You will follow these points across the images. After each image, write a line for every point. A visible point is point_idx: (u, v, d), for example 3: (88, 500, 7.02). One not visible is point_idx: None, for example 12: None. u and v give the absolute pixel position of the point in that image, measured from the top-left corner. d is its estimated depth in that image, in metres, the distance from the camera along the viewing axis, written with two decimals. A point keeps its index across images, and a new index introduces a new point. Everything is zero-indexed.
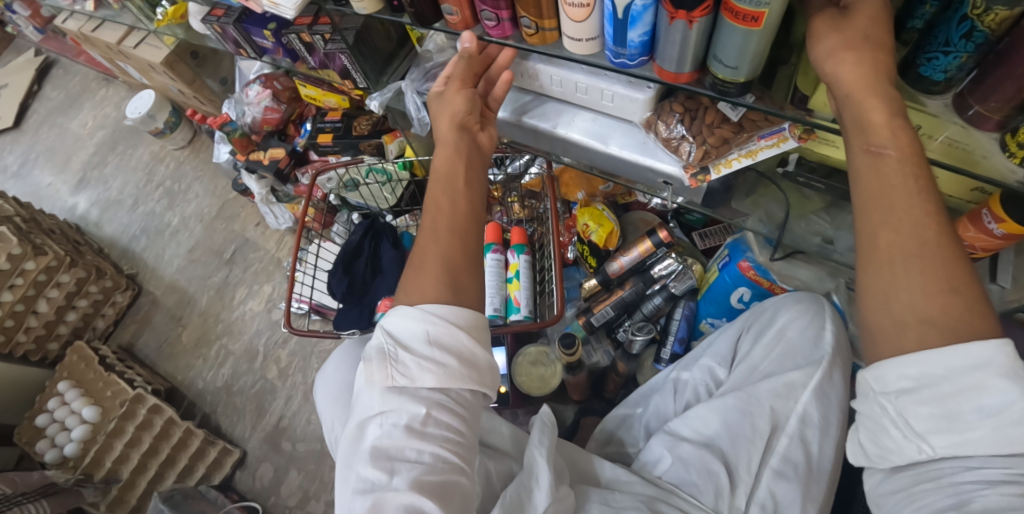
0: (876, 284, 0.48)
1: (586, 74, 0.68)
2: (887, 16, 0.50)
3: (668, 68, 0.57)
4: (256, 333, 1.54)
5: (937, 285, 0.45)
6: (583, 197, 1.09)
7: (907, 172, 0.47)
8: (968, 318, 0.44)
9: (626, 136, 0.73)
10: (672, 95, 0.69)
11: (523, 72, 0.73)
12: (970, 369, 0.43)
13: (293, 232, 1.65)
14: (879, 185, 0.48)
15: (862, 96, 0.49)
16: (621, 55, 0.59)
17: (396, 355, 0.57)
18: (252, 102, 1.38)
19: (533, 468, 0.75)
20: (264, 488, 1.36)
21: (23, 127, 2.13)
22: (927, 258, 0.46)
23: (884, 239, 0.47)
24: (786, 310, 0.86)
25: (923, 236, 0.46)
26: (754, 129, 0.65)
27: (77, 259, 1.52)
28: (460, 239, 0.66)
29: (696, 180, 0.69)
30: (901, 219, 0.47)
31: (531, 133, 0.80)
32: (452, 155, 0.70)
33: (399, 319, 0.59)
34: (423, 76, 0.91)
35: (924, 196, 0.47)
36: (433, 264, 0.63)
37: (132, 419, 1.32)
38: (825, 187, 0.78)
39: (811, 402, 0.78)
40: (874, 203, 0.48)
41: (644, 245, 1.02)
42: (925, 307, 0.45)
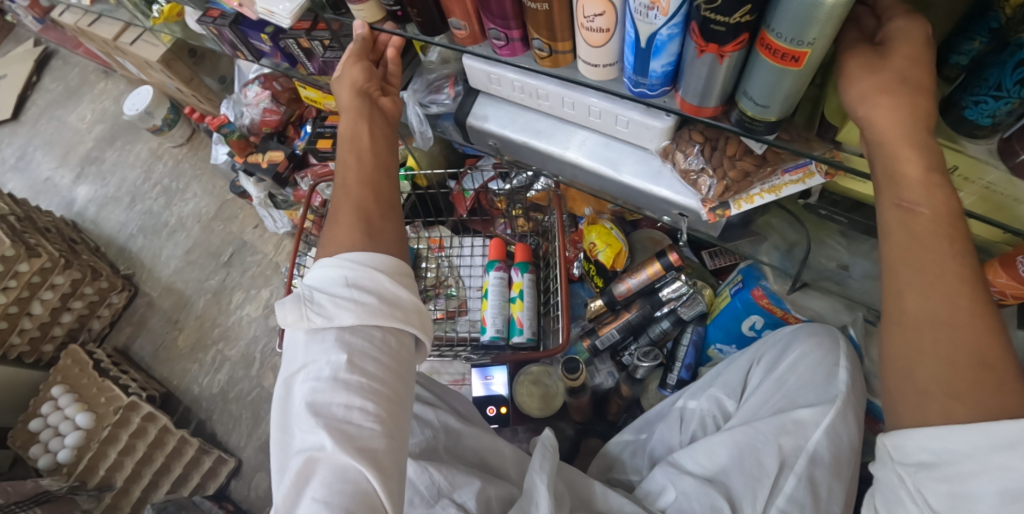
0: (901, 351, 0.45)
1: (601, 98, 0.64)
2: (930, 56, 0.45)
3: (692, 100, 0.53)
4: (254, 339, 1.51)
5: (965, 358, 0.41)
6: (590, 213, 1.04)
7: (941, 232, 0.44)
8: (999, 393, 0.40)
9: (638, 163, 0.70)
10: (690, 123, 0.65)
11: (530, 92, 0.69)
12: (994, 450, 0.38)
13: (292, 236, 1.61)
14: (909, 244, 0.45)
15: (895, 145, 0.46)
16: (641, 84, 0.55)
17: (315, 296, 0.53)
18: (251, 103, 1.35)
19: (533, 493, 0.73)
20: (259, 498, 1.34)
21: (21, 119, 2.09)
22: (958, 327, 0.42)
23: (912, 304, 0.44)
24: (799, 343, 0.83)
25: (954, 302, 0.42)
26: (778, 162, 0.62)
27: (72, 260, 1.49)
28: (373, 192, 0.64)
29: (715, 215, 0.65)
30: (930, 284, 0.43)
31: (538, 156, 0.76)
32: (354, 115, 0.69)
33: (319, 269, 0.56)
34: (425, 87, 0.85)
35: (961, 260, 0.43)
36: (347, 214, 0.61)
37: (126, 426, 1.30)
38: (847, 221, 0.75)
39: (822, 441, 0.74)
40: (903, 263, 0.45)
41: (652, 267, 0.97)
42: (952, 381, 0.41)
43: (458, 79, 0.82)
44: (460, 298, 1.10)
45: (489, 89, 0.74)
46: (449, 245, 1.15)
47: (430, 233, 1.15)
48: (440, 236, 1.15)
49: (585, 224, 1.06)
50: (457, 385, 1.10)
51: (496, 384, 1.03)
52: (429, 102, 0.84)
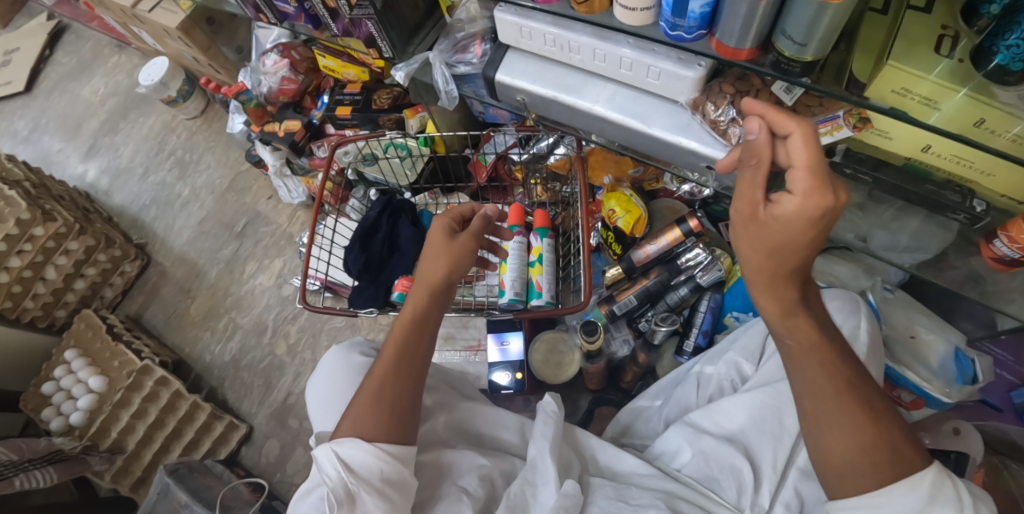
0: (816, 446, 0.54)
1: (633, 48, 0.62)
2: (811, 221, 0.47)
3: (729, 42, 0.53)
4: (266, 308, 1.51)
5: (864, 441, 0.51)
6: (609, 181, 1.05)
7: (817, 355, 0.54)
8: (892, 461, 0.51)
9: (668, 116, 0.68)
10: (723, 75, 0.65)
11: (563, 45, 0.67)
12: (903, 504, 0.49)
13: (306, 207, 1.61)
14: (801, 361, 0.54)
15: (752, 266, 0.53)
16: (678, 27, 0.55)
17: (353, 489, 0.61)
18: (270, 72, 1.35)
19: (536, 463, 0.75)
20: (270, 464, 1.35)
21: (34, 91, 2.10)
22: (858, 419, 0.52)
23: (812, 408, 0.54)
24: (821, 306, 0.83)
25: (840, 406, 0.53)
26: (806, 116, 0.66)
27: (87, 227, 1.49)
28: (400, 386, 0.69)
29: None
30: (824, 393, 0.53)
31: (568, 110, 0.73)
32: (425, 300, 0.74)
33: (356, 453, 0.63)
34: (452, 47, 0.85)
35: (837, 374, 0.53)
36: (382, 404, 0.67)
37: (139, 390, 1.31)
38: (872, 180, 0.76)
39: None
40: (801, 379, 0.55)
41: (672, 232, 0.99)
42: (859, 461, 0.51)
43: (485, 38, 0.82)
44: None
45: (520, 44, 0.71)
46: None
47: (449, 200, 1.17)
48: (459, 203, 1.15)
49: (604, 192, 1.05)
50: (473, 351, 1.12)
51: (512, 349, 1.07)
52: (456, 62, 0.85)
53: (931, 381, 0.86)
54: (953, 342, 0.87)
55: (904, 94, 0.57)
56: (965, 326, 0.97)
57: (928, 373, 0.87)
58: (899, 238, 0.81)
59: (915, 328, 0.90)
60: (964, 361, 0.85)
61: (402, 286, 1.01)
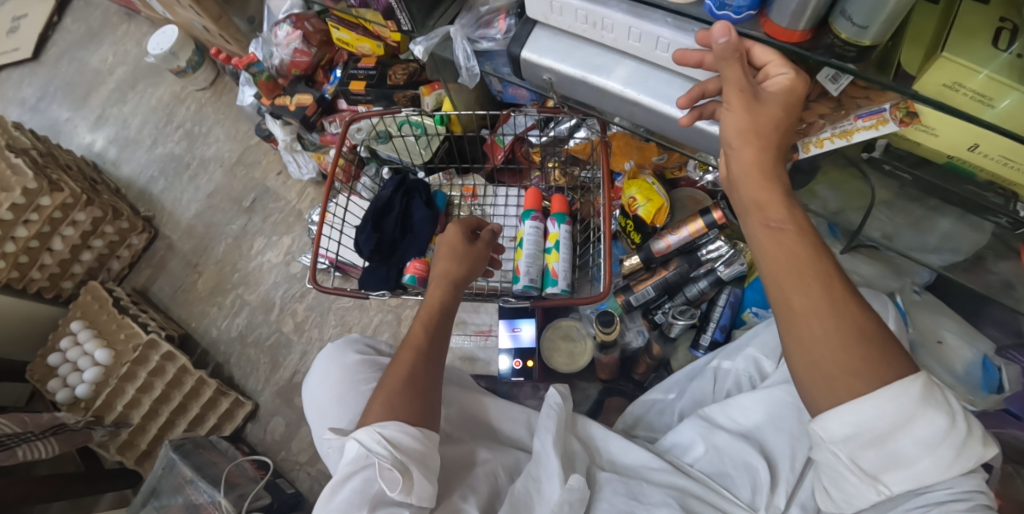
0: (797, 347, 0.47)
1: (672, 29, 0.57)
2: (796, 101, 0.52)
3: (781, 22, 0.49)
4: (274, 286, 1.49)
5: (853, 337, 0.44)
6: (631, 167, 1.02)
7: (810, 243, 0.48)
8: (885, 360, 0.44)
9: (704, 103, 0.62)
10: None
11: (595, 23, 0.61)
12: (895, 406, 0.43)
13: (316, 183, 1.58)
14: (782, 252, 0.49)
15: (744, 146, 0.53)
16: (726, 6, 0.51)
17: (408, 468, 0.59)
18: (282, 43, 1.30)
19: (542, 458, 0.73)
20: (275, 442, 1.34)
21: (42, 59, 2.06)
22: (843, 309, 0.45)
23: (799, 303, 0.46)
24: None
25: (830, 296, 0.46)
26: (852, 107, 0.60)
27: (94, 198, 1.47)
28: (428, 373, 0.68)
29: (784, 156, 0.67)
30: (811, 284, 0.47)
31: (597, 92, 0.66)
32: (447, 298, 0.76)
33: (404, 436, 0.61)
34: (475, 22, 0.81)
35: (825, 261, 0.47)
36: (408, 384, 0.66)
37: (144, 364, 1.30)
38: (911, 178, 0.73)
39: None
40: (783, 270, 0.48)
41: (695, 223, 0.95)
42: (847, 362, 0.44)
43: (509, 13, 0.78)
44: None
45: (549, 20, 0.65)
46: (482, 194, 1.12)
47: (464, 182, 1.14)
48: (473, 184, 1.12)
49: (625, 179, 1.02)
50: (484, 336, 1.09)
51: (524, 335, 1.05)
52: (479, 37, 0.81)
53: (955, 388, 0.84)
54: (982, 350, 0.85)
55: (955, 88, 0.52)
56: (993, 333, 0.89)
57: (952, 378, 0.85)
58: (926, 239, 0.79)
59: (942, 333, 0.88)
60: (991, 369, 0.83)
61: (413, 268, 0.96)
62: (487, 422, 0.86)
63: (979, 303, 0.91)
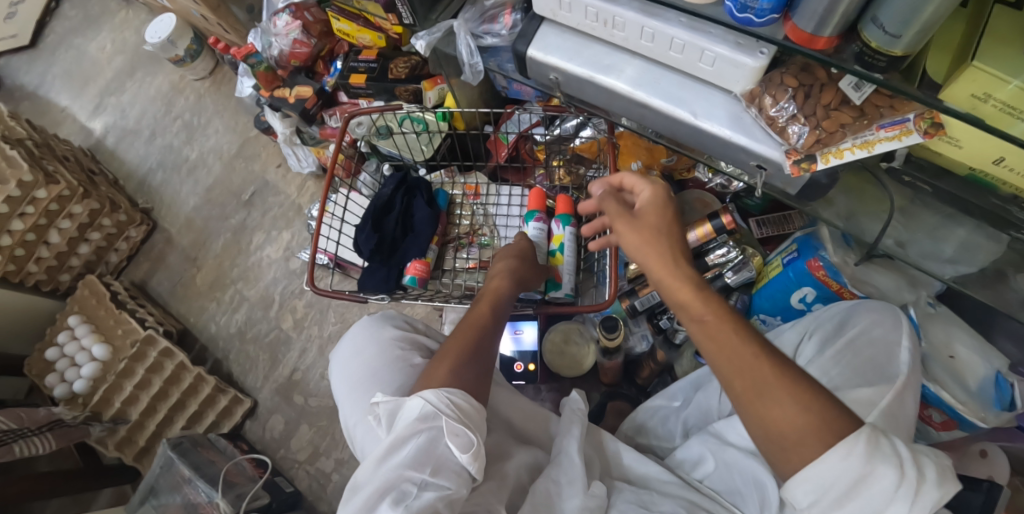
0: (753, 425, 0.49)
1: (687, 29, 0.54)
2: (667, 207, 0.64)
3: (806, 27, 0.46)
4: (273, 281, 1.47)
5: (789, 409, 0.47)
6: (638, 167, 0.97)
7: (730, 326, 0.52)
8: (829, 423, 0.46)
9: (718, 107, 0.59)
10: (784, 64, 0.57)
11: (606, 20, 0.58)
12: (841, 470, 0.44)
13: (316, 177, 1.55)
14: (709, 338, 0.53)
15: (645, 252, 0.60)
16: (748, 9, 0.47)
17: (472, 434, 0.59)
18: (281, 33, 1.26)
19: (562, 460, 0.71)
20: (274, 440, 1.33)
21: (40, 46, 2.03)
22: (782, 383, 0.48)
23: (738, 386, 0.50)
24: (859, 319, 0.82)
25: (760, 375, 0.49)
26: (875, 116, 0.53)
27: (91, 190, 1.44)
28: (480, 353, 0.68)
29: (800, 169, 0.57)
30: (742, 368, 0.50)
31: (607, 93, 0.63)
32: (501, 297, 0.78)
33: (470, 405, 0.61)
34: (479, 16, 0.78)
35: (750, 341, 0.51)
36: (461, 358, 0.66)
37: (142, 360, 1.29)
38: (932, 189, 0.71)
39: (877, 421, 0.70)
40: (719, 359, 0.51)
41: (703, 228, 0.90)
42: (790, 434, 0.47)
43: (515, 7, 0.74)
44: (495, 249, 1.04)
45: (557, 17, 0.62)
46: (485, 193, 1.08)
47: (466, 180, 1.10)
48: (476, 183, 1.08)
49: None
50: None
51: (527, 338, 1.03)
52: (483, 33, 0.77)
53: (968, 404, 0.80)
54: (996, 365, 0.80)
55: (984, 98, 0.47)
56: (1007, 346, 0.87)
57: (966, 394, 0.81)
58: (941, 248, 0.74)
59: (954, 348, 0.83)
60: (1004, 386, 0.78)
61: (413, 268, 0.95)
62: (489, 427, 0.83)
63: (992, 314, 0.88)
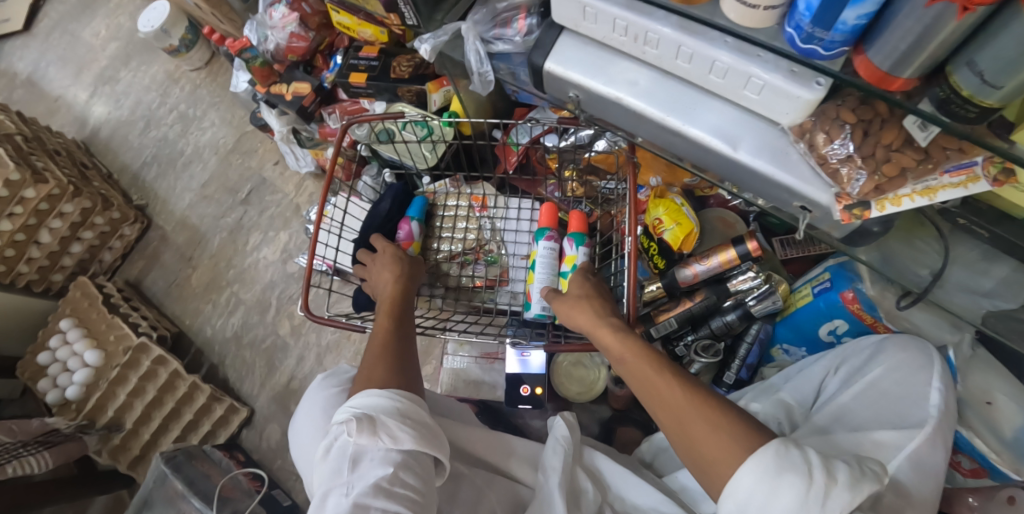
0: (681, 447, 0.54)
1: (734, 52, 0.47)
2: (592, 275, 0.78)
3: (881, 64, 0.40)
4: (270, 285, 1.42)
5: (705, 424, 0.52)
6: (657, 183, 0.92)
7: (647, 362, 0.60)
8: (742, 435, 0.50)
9: (761, 139, 0.52)
10: (839, 95, 0.50)
11: (637, 36, 0.51)
12: (757, 477, 0.47)
13: (314, 176, 1.48)
14: (634, 371, 0.61)
15: (572, 310, 0.72)
16: (815, 40, 0.41)
17: (377, 421, 0.55)
18: (276, 26, 1.19)
19: (547, 497, 0.70)
20: (271, 449, 1.29)
21: (32, 31, 1.95)
22: (700, 405, 0.53)
23: (663, 411, 0.56)
24: (886, 357, 0.76)
25: (675, 399, 0.55)
26: (939, 159, 0.47)
27: (81, 188, 1.37)
28: (395, 352, 0.66)
29: (852, 215, 0.52)
30: (661, 396, 0.56)
31: (633, 114, 0.56)
32: (399, 298, 0.75)
33: (367, 399, 0.57)
34: (490, 19, 0.70)
35: (665, 373, 0.58)
36: (374, 364, 0.64)
37: (135, 368, 1.24)
38: (988, 234, 0.63)
39: (903, 467, 0.63)
40: (645, 392, 0.58)
41: (726, 253, 0.86)
42: (709, 448, 0.51)
43: (530, 11, 0.67)
44: (500, 266, 0.98)
45: (580, 28, 0.55)
46: (492, 205, 1.01)
47: (472, 191, 1.02)
48: (484, 194, 1.01)
49: (650, 196, 0.92)
50: (490, 358, 1.02)
51: (534, 360, 0.97)
52: (494, 38, 0.70)
53: (1001, 454, 0.74)
54: None
55: None
56: None
57: (1000, 443, 0.75)
58: (981, 281, 0.66)
59: (993, 394, 0.78)
60: None
61: None
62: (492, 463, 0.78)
63: None
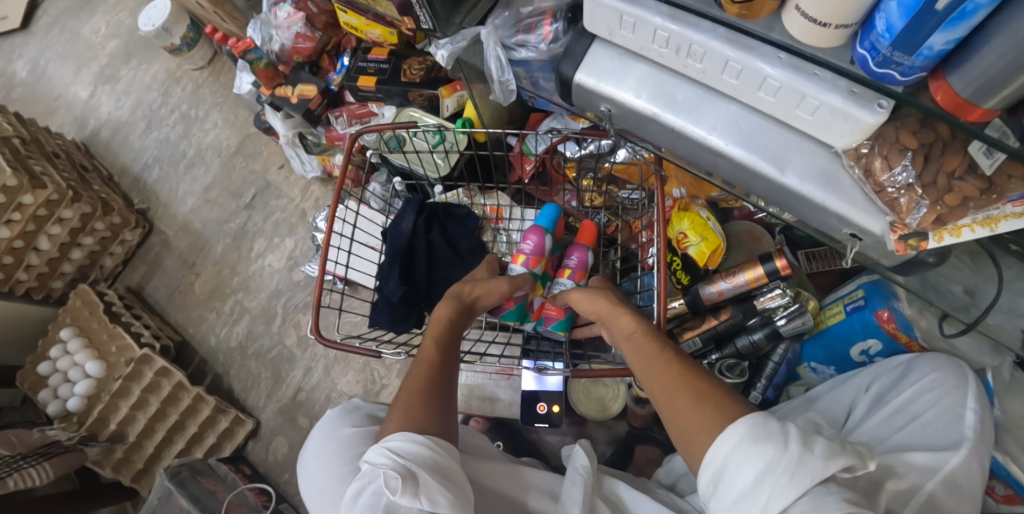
0: (668, 422, 0.52)
1: (788, 69, 0.43)
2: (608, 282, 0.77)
3: (962, 91, 0.36)
4: (276, 293, 1.38)
5: (691, 397, 0.51)
6: (681, 195, 0.88)
7: (652, 341, 0.60)
8: (727, 408, 0.49)
9: (810, 161, 0.48)
10: (897, 115, 0.45)
11: (679, 49, 0.47)
12: (731, 443, 0.46)
13: (320, 180, 1.44)
14: (635, 350, 0.60)
15: (586, 296, 0.73)
16: (890, 63, 0.37)
17: (416, 476, 0.52)
18: (282, 26, 1.15)
19: None
20: (277, 463, 1.26)
21: (30, 29, 1.90)
22: (691, 380, 0.53)
23: (657, 386, 0.55)
24: (919, 376, 0.72)
25: (669, 374, 0.54)
26: (1004, 188, 0.43)
27: (81, 193, 1.33)
28: (440, 380, 0.63)
29: (907, 246, 0.48)
30: (657, 371, 0.56)
31: (667, 132, 0.53)
32: (449, 325, 0.69)
33: (407, 445, 0.54)
34: (513, 24, 0.66)
35: (665, 353, 0.57)
36: (415, 399, 0.59)
37: (137, 379, 1.21)
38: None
39: (941, 487, 0.60)
40: (643, 370, 0.58)
41: (754, 271, 0.82)
42: (691, 418, 0.49)
43: (557, 16, 0.63)
44: None
45: (615, 37, 0.51)
46: (508, 216, 0.98)
47: (486, 201, 0.98)
48: (499, 205, 0.97)
49: (673, 209, 0.88)
50: (505, 375, 0.97)
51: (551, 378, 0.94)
52: (517, 45, 0.65)
53: None
54: None
55: None
56: None
57: None
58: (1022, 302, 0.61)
59: None
60: None
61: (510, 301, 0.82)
62: (510, 492, 0.74)
63: None
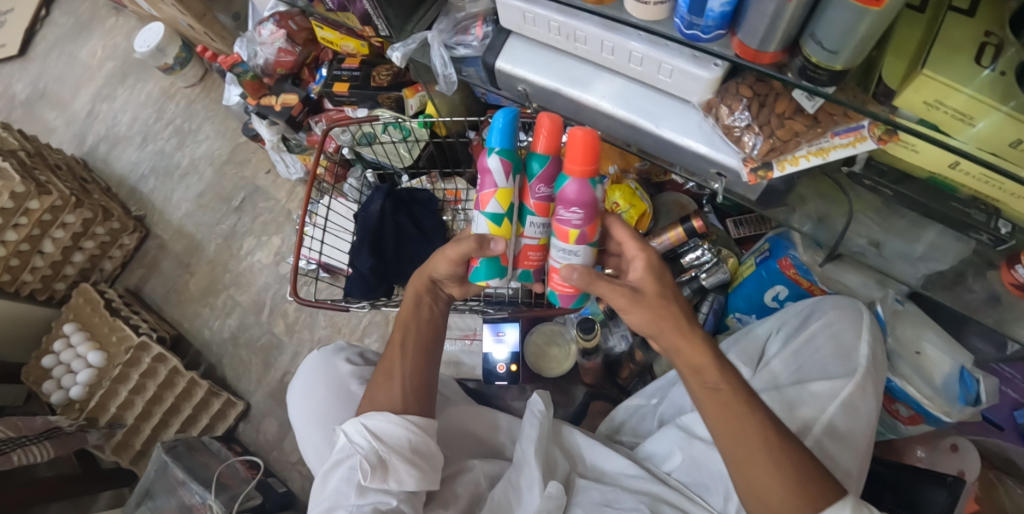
0: (751, 486, 0.56)
1: (646, 43, 0.56)
2: None
3: (750, 43, 0.48)
4: (265, 286, 1.50)
5: (792, 476, 0.54)
6: (615, 172, 1.01)
7: (740, 397, 0.58)
8: (822, 493, 0.53)
9: (679, 118, 0.62)
10: (740, 75, 0.58)
11: (568, 35, 0.60)
12: None
13: (304, 183, 1.57)
14: (725, 406, 0.58)
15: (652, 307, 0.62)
16: (694, 26, 0.50)
17: (387, 457, 0.64)
18: (266, 43, 1.28)
19: (521, 465, 0.74)
20: (267, 442, 1.36)
21: (29, 55, 2.03)
22: (774, 448, 0.55)
23: (742, 447, 0.56)
24: (821, 313, 0.84)
25: (766, 443, 0.55)
26: (829, 124, 0.55)
27: (83, 199, 1.45)
28: (412, 361, 0.73)
29: (757, 177, 0.60)
30: (748, 435, 0.56)
31: (573, 104, 0.66)
32: (412, 312, 0.75)
33: (384, 425, 0.66)
34: (453, 28, 0.80)
35: (755, 414, 0.57)
36: (394, 384, 0.70)
37: (136, 366, 1.31)
38: (892, 194, 0.67)
39: (837, 413, 0.72)
40: (730, 427, 0.58)
41: (675, 231, 0.94)
42: (785, 493, 0.53)
43: (487, 20, 0.77)
44: None
45: (524, 31, 0.64)
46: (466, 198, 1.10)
47: (446, 186, 1.11)
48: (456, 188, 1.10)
49: (608, 182, 1.01)
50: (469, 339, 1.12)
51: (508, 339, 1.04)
52: (456, 44, 0.79)
53: (933, 398, 0.81)
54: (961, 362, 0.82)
55: (935, 105, 0.47)
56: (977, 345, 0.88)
57: (930, 390, 0.82)
58: (913, 248, 0.73)
59: (921, 345, 0.85)
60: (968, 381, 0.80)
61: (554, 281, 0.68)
62: (471, 430, 0.87)
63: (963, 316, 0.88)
